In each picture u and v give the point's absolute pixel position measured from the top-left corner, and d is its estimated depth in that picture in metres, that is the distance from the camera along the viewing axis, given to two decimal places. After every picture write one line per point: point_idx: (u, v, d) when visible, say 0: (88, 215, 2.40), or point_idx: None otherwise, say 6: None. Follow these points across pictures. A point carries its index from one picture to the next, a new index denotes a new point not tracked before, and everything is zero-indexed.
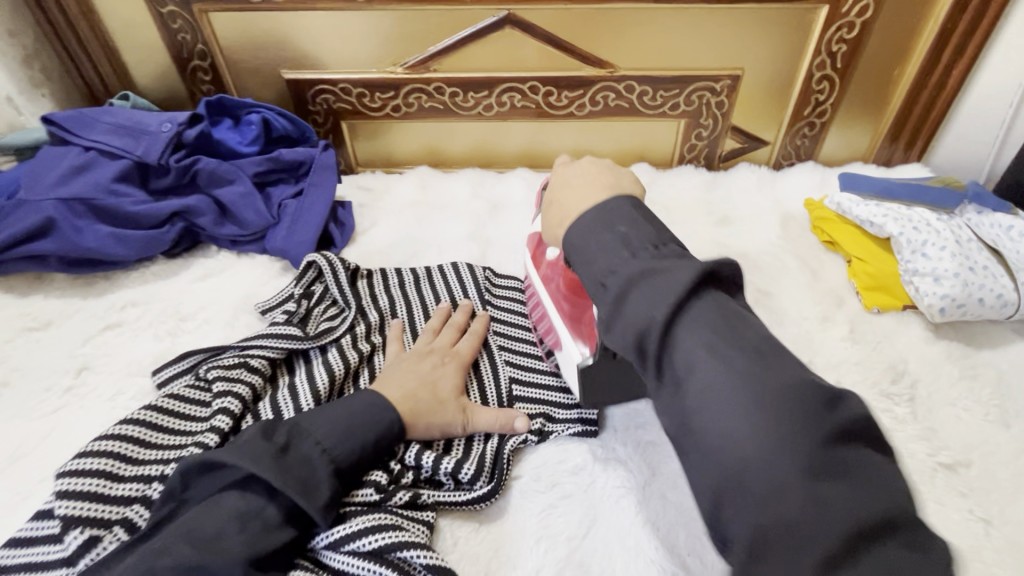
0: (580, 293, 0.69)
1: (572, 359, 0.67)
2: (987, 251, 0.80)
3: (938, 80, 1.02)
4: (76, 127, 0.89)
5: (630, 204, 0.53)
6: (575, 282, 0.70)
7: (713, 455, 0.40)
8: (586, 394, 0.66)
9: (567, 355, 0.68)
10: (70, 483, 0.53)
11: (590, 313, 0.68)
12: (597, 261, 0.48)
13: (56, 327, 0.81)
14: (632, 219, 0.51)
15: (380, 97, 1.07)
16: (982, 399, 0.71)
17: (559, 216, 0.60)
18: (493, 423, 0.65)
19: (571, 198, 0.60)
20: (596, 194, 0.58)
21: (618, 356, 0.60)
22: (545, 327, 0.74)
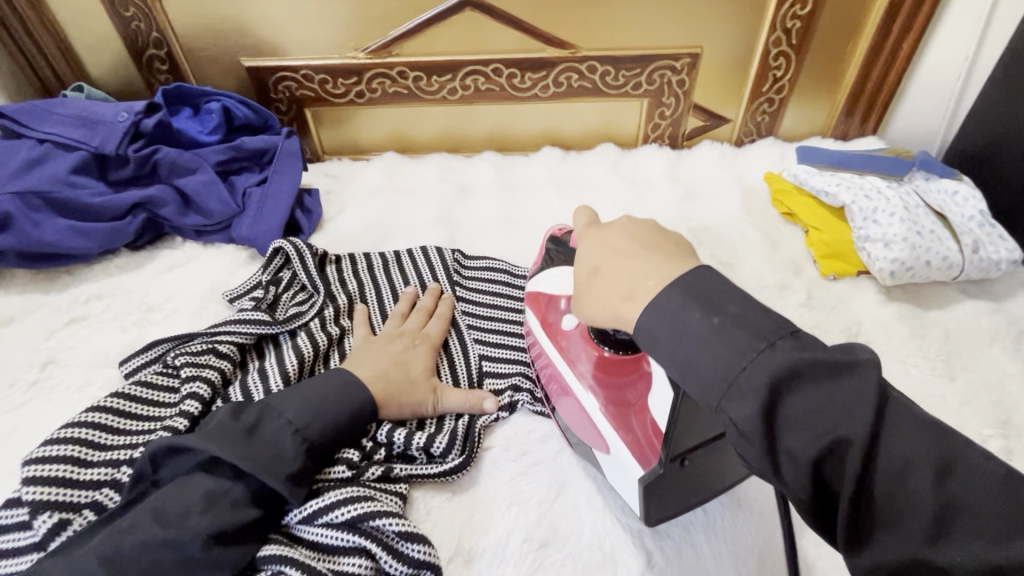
0: (609, 369, 0.61)
1: (611, 459, 0.58)
2: (933, 216, 0.84)
3: (889, 54, 1.05)
4: (28, 119, 0.86)
5: (693, 280, 0.44)
6: (600, 358, 0.62)
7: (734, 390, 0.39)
8: (648, 510, 0.53)
9: (603, 450, 0.59)
10: (36, 469, 0.53)
11: (627, 394, 0.58)
12: (638, 292, 0.45)
13: (18, 323, 0.80)
14: (698, 305, 0.42)
15: (343, 82, 1.07)
16: (931, 355, 0.74)
17: (595, 272, 0.51)
18: (463, 403, 0.66)
19: (611, 260, 0.50)
20: (649, 256, 0.47)
21: (645, 488, 0.53)
22: (563, 399, 0.65)
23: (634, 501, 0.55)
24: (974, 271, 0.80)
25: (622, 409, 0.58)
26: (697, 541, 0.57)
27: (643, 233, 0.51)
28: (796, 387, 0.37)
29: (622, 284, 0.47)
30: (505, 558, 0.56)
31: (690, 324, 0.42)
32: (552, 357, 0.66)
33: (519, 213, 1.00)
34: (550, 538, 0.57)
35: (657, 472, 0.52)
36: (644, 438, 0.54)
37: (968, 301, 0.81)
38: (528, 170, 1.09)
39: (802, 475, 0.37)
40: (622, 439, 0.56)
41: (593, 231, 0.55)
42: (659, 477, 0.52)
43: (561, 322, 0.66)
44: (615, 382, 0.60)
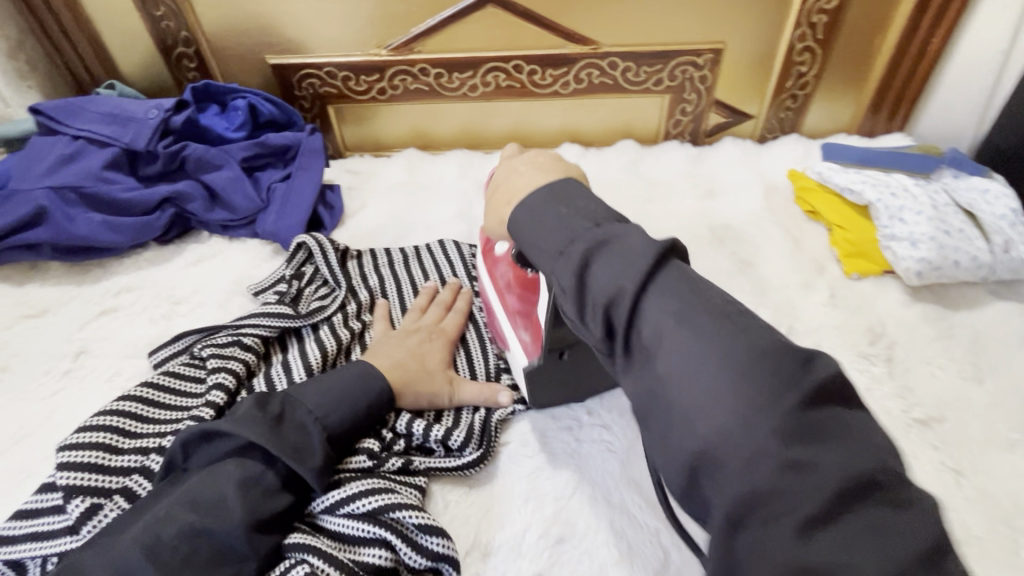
0: (525, 286, 0.65)
1: (511, 355, 0.70)
2: (962, 215, 0.82)
3: (919, 47, 1.03)
4: (62, 116, 0.89)
5: (562, 189, 0.50)
6: (522, 277, 0.66)
7: (691, 427, 0.39)
8: (532, 391, 0.66)
9: (506, 347, 0.71)
10: (69, 455, 0.55)
11: (531, 306, 0.65)
12: (513, 200, 0.56)
13: (53, 314, 0.83)
14: (565, 207, 0.49)
15: (365, 79, 1.08)
16: (957, 357, 0.73)
17: (494, 190, 0.60)
18: (479, 395, 0.67)
19: (507, 183, 0.58)
20: (538, 180, 0.55)
21: (528, 377, 0.64)
22: (488, 309, 0.75)
23: (523, 385, 0.67)
24: (1004, 271, 0.78)
25: (522, 312, 0.66)
26: None
27: (572, 191, 0.51)
28: (750, 429, 0.36)
29: (506, 194, 0.57)
30: (521, 552, 0.57)
31: (551, 215, 0.49)
32: (485, 278, 0.73)
33: None
34: (566, 534, 0.58)
35: (538, 364, 0.63)
36: (533, 335, 0.63)
37: (999, 302, 0.79)
38: None
39: (764, 522, 0.34)
40: (520, 343, 0.66)
41: (509, 169, 0.60)
42: (540, 368, 0.63)
43: (495, 249, 0.72)
44: (525, 295, 0.65)
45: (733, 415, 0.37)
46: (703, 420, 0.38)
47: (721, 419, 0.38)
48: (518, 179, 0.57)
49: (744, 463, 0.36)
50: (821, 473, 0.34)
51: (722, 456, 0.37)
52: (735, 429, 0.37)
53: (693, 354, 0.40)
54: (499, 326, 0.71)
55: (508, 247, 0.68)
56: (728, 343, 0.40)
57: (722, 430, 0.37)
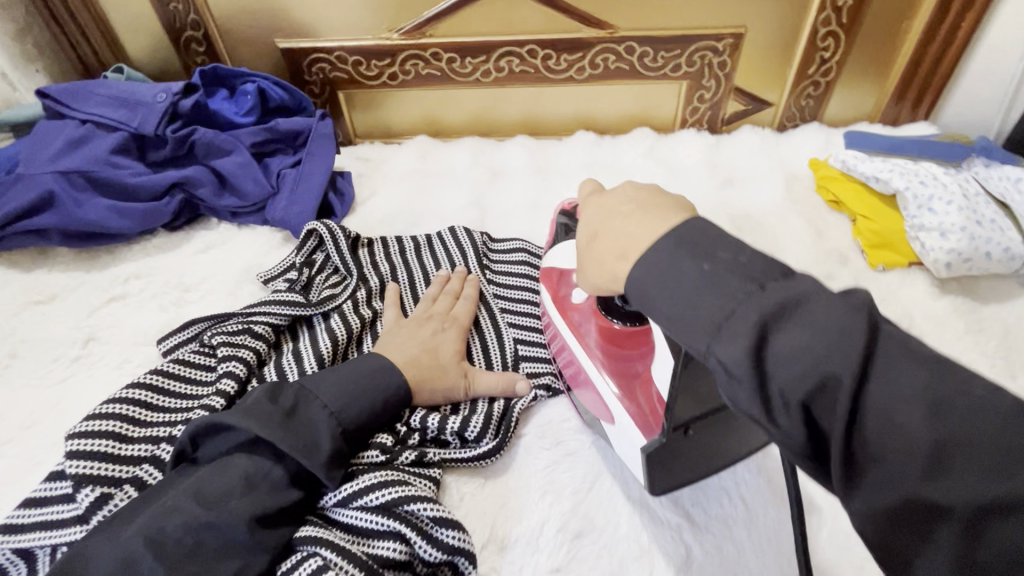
0: (618, 340, 0.61)
1: (618, 431, 0.57)
2: (994, 205, 0.79)
3: (948, 32, 0.99)
4: (71, 100, 0.88)
5: (683, 231, 0.41)
6: (608, 329, 0.62)
7: (814, 389, 0.33)
8: (652, 479, 0.52)
9: (611, 421, 0.58)
10: (80, 443, 0.54)
11: (633, 365, 0.58)
12: (629, 251, 0.42)
13: (62, 300, 0.82)
14: (689, 252, 0.39)
15: (376, 65, 1.06)
16: (986, 351, 0.71)
17: (593, 237, 0.48)
18: (494, 386, 0.65)
19: (610, 222, 0.46)
20: (642, 215, 0.44)
21: (647, 458, 0.51)
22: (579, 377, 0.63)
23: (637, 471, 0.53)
24: None
25: (629, 379, 0.57)
26: (738, 536, 0.55)
27: (641, 195, 0.47)
28: (904, 403, 0.32)
29: (618, 245, 0.44)
30: (539, 547, 0.55)
31: (670, 264, 0.40)
32: (564, 332, 0.65)
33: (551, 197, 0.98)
34: (585, 528, 0.56)
35: (661, 441, 0.50)
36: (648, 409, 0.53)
37: None
38: (562, 154, 1.06)
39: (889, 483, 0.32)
40: (629, 410, 0.55)
41: (594, 200, 0.52)
42: (662, 446, 0.50)
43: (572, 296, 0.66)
44: (624, 354, 0.60)
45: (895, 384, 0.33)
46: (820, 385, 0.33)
47: (852, 393, 0.33)
48: (620, 226, 0.45)
49: (873, 420, 0.32)
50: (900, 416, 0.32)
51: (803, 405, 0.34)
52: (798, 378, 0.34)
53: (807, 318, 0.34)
54: (598, 400, 0.60)
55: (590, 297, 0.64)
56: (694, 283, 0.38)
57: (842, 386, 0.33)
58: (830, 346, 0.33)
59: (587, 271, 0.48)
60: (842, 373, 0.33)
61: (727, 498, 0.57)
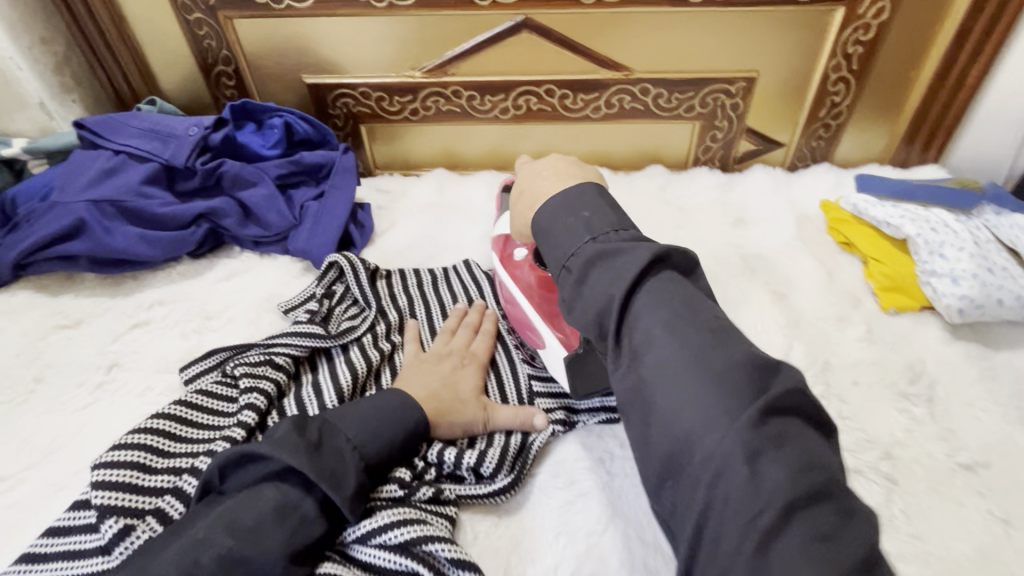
0: (548, 285, 0.74)
1: (547, 353, 0.71)
2: (1006, 252, 0.80)
3: (957, 80, 1.01)
4: (105, 132, 0.91)
5: (584, 192, 0.60)
6: (543, 277, 0.74)
7: (670, 430, 0.45)
8: (574, 384, 0.67)
9: (542, 347, 0.72)
10: (106, 473, 0.55)
11: (556, 305, 0.72)
12: (535, 205, 0.65)
13: (87, 325, 0.84)
14: (584, 206, 0.58)
15: (398, 100, 1.09)
16: (1000, 399, 0.71)
17: (520, 194, 0.70)
18: (513, 420, 0.66)
19: (532, 185, 0.68)
20: (554, 181, 0.67)
21: (568, 365, 0.66)
22: (512, 313, 0.78)
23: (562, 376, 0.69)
24: None
25: (553, 317, 0.72)
26: None
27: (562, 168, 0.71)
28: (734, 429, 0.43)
29: (533, 199, 0.66)
30: None
31: (572, 218, 0.57)
32: (505, 279, 0.78)
33: None
34: (599, 571, 0.56)
35: (578, 351, 0.66)
36: (570, 332, 0.69)
37: None
38: None
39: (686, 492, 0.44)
40: (553, 333, 0.69)
41: (529, 165, 0.74)
42: (579, 355, 0.66)
43: (513, 254, 0.80)
44: (552, 296, 0.73)
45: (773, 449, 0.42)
46: (682, 419, 0.45)
47: (707, 421, 0.44)
48: (539, 183, 0.68)
49: (709, 464, 0.42)
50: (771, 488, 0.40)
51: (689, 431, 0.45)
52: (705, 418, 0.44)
53: (691, 362, 0.47)
54: (529, 327, 0.75)
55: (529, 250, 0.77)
56: (688, 321, 0.49)
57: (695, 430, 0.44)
58: (702, 412, 0.44)
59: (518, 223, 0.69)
60: (696, 388, 0.46)
61: None
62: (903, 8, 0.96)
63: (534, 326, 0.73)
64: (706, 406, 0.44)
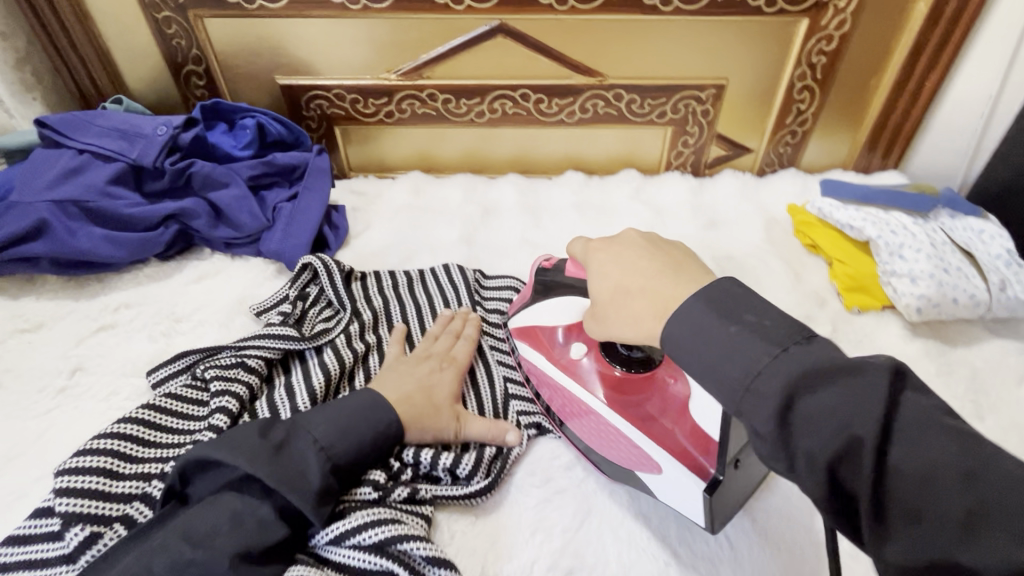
0: (623, 385, 0.62)
1: (663, 480, 0.56)
2: (960, 253, 0.84)
3: (914, 89, 1.06)
4: (69, 130, 0.89)
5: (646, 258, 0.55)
6: (612, 377, 0.63)
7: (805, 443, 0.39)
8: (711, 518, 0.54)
9: (654, 471, 0.57)
10: (71, 480, 0.53)
11: (644, 407, 0.61)
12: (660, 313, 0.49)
13: (49, 328, 0.81)
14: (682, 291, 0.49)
15: (373, 103, 1.09)
16: (957, 394, 0.74)
17: (617, 292, 0.54)
18: (485, 433, 0.65)
19: (630, 279, 0.53)
20: (661, 275, 0.52)
21: (709, 502, 0.53)
22: (592, 429, 0.63)
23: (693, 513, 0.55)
24: (1001, 309, 0.80)
25: (646, 420, 0.59)
26: None
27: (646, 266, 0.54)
28: (843, 405, 0.38)
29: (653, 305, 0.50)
30: None
31: (641, 280, 0.52)
32: (561, 378, 0.65)
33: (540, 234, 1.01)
34: (575, 567, 0.57)
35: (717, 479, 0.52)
36: (690, 445, 0.55)
37: (995, 340, 0.80)
38: (552, 193, 1.10)
39: (852, 497, 0.37)
40: (668, 450, 0.56)
41: (600, 248, 0.59)
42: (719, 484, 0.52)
43: (563, 347, 0.67)
44: (630, 398, 0.61)
45: (907, 457, 0.36)
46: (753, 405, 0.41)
47: (814, 405, 0.39)
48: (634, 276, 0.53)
49: (869, 463, 0.37)
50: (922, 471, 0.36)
51: (811, 423, 0.39)
52: (825, 410, 0.38)
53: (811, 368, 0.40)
54: (611, 435, 0.60)
55: (587, 344, 0.66)
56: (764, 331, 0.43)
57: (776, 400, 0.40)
58: (827, 401, 0.39)
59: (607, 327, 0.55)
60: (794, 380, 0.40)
61: (713, 536, 0.59)
62: (862, 20, 1.00)
63: (622, 434, 0.59)
64: (832, 403, 0.38)
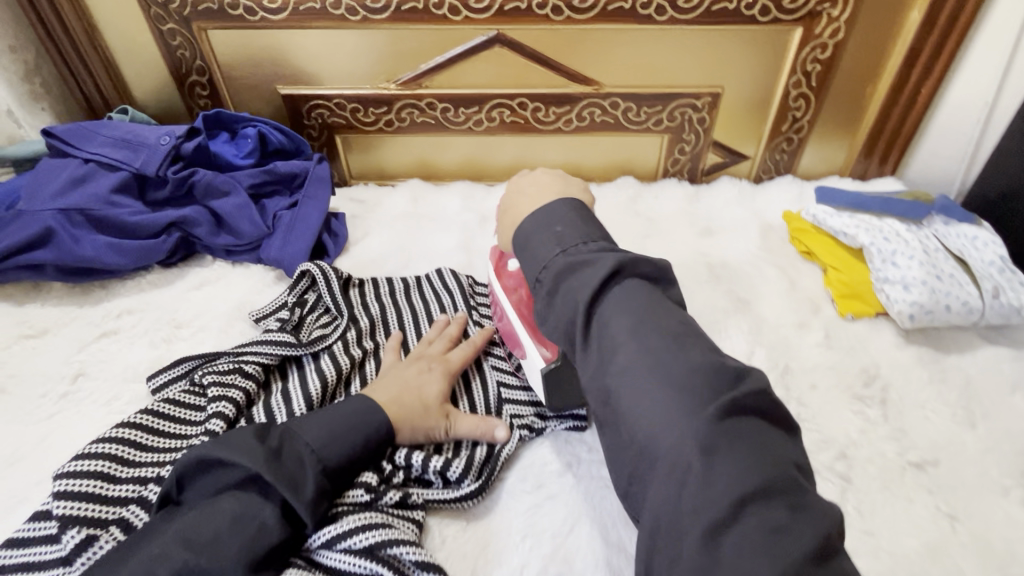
0: (535, 296, 0.73)
1: (529, 363, 0.71)
2: (953, 260, 0.84)
3: (910, 95, 1.06)
4: (75, 140, 0.91)
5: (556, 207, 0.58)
6: (530, 289, 0.73)
7: (658, 484, 0.43)
8: (551, 399, 0.68)
9: (525, 357, 0.72)
10: (67, 484, 0.55)
11: None
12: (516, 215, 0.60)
13: (52, 334, 0.83)
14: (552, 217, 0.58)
15: (373, 112, 1.10)
16: (949, 401, 0.74)
17: (501, 211, 0.66)
18: (474, 430, 0.66)
19: (511, 203, 0.65)
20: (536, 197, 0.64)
21: (545, 378, 0.66)
22: (506, 328, 0.77)
23: (541, 391, 0.69)
24: (994, 317, 0.80)
25: (540, 324, 0.71)
26: None
27: (549, 190, 0.67)
28: (693, 454, 0.42)
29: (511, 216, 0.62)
30: None
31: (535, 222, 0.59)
32: (498, 292, 0.77)
33: None
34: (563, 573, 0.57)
35: (554, 364, 0.66)
36: (552, 338, 0.68)
37: (990, 347, 0.80)
38: None
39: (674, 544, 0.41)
40: (535, 343, 0.69)
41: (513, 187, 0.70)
42: (556, 369, 0.66)
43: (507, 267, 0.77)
44: (537, 305, 0.73)
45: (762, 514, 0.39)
46: (674, 485, 0.42)
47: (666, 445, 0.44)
48: (523, 204, 0.66)
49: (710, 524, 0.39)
50: (785, 541, 0.38)
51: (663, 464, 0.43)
52: (673, 453, 0.43)
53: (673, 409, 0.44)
54: (517, 339, 0.74)
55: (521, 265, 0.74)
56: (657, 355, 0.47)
57: (690, 496, 0.41)
58: (678, 443, 0.43)
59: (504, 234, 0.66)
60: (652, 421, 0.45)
61: None
62: (857, 28, 1.01)
63: (520, 340, 0.72)
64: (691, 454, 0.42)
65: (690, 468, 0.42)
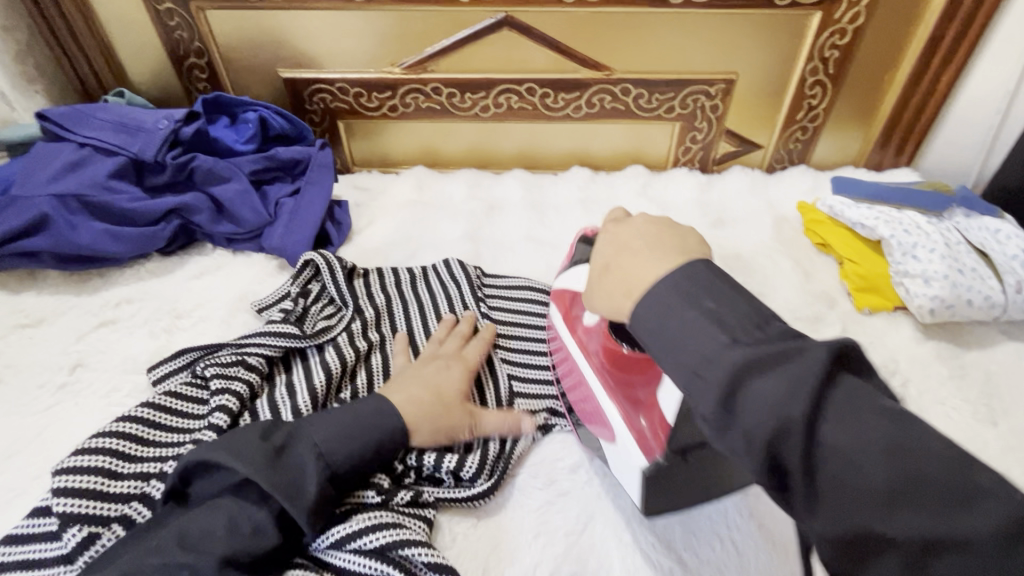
0: (625, 365, 0.61)
1: (617, 451, 0.58)
2: (975, 254, 0.82)
3: (929, 84, 1.03)
4: (70, 123, 0.88)
5: (685, 274, 0.44)
6: (616, 353, 0.61)
7: (841, 509, 0.34)
8: (647, 500, 0.54)
9: (610, 442, 0.59)
10: (67, 480, 0.52)
11: (635, 391, 0.59)
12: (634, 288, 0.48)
13: (50, 323, 0.81)
14: (687, 296, 0.43)
15: (377, 96, 1.07)
16: (970, 397, 0.72)
17: (605, 270, 0.54)
18: (502, 425, 0.65)
19: (621, 258, 0.53)
20: (654, 255, 0.50)
21: (645, 479, 0.53)
22: (576, 390, 0.66)
23: (635, 491, 0.55)
24: (1016, 312, 0.78)
25: (632, 403, 0.58)
26: None
27: (656, 232, 0.54)
28: (870, 458, 0.34)
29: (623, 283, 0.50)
30: None
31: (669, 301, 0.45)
32: (570, 347, 0.66)
33: (545, 231, 1.00)
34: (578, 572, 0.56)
35: (659, 464, 0.52)
36: (650, 431, 0.55)
37: (1010, 343, 0.78)
38: (557, 190, 1.08)
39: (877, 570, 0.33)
40: (630, 433, 0.56)
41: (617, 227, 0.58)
42: (660, 469, 0.52)
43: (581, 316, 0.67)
44: (627, 378, 0.60)
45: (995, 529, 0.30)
46: (853, 489, 0.34)
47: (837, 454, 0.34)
48: (637, 256, 0.51)
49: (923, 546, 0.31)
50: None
51: (835, 484, 0.34)
52: (857, 472, 0.34)
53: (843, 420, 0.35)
54: (594, 409, 0.62)
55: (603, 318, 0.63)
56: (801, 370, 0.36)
57: (880, 504, 0.33)
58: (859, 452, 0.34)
59: (594, 298, 0.55)
60: (816, 432, 0.35)
61: (718, 540, 0.58)
62: (877, 14, 0.98)
63: (601, 414, 0.60)
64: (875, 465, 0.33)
65: (876, 487, 0.33)
